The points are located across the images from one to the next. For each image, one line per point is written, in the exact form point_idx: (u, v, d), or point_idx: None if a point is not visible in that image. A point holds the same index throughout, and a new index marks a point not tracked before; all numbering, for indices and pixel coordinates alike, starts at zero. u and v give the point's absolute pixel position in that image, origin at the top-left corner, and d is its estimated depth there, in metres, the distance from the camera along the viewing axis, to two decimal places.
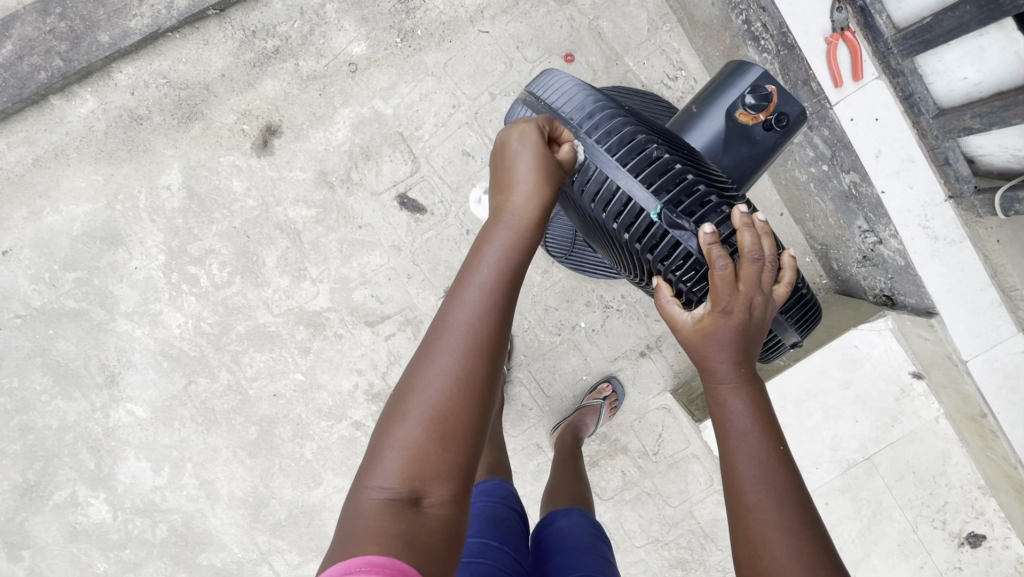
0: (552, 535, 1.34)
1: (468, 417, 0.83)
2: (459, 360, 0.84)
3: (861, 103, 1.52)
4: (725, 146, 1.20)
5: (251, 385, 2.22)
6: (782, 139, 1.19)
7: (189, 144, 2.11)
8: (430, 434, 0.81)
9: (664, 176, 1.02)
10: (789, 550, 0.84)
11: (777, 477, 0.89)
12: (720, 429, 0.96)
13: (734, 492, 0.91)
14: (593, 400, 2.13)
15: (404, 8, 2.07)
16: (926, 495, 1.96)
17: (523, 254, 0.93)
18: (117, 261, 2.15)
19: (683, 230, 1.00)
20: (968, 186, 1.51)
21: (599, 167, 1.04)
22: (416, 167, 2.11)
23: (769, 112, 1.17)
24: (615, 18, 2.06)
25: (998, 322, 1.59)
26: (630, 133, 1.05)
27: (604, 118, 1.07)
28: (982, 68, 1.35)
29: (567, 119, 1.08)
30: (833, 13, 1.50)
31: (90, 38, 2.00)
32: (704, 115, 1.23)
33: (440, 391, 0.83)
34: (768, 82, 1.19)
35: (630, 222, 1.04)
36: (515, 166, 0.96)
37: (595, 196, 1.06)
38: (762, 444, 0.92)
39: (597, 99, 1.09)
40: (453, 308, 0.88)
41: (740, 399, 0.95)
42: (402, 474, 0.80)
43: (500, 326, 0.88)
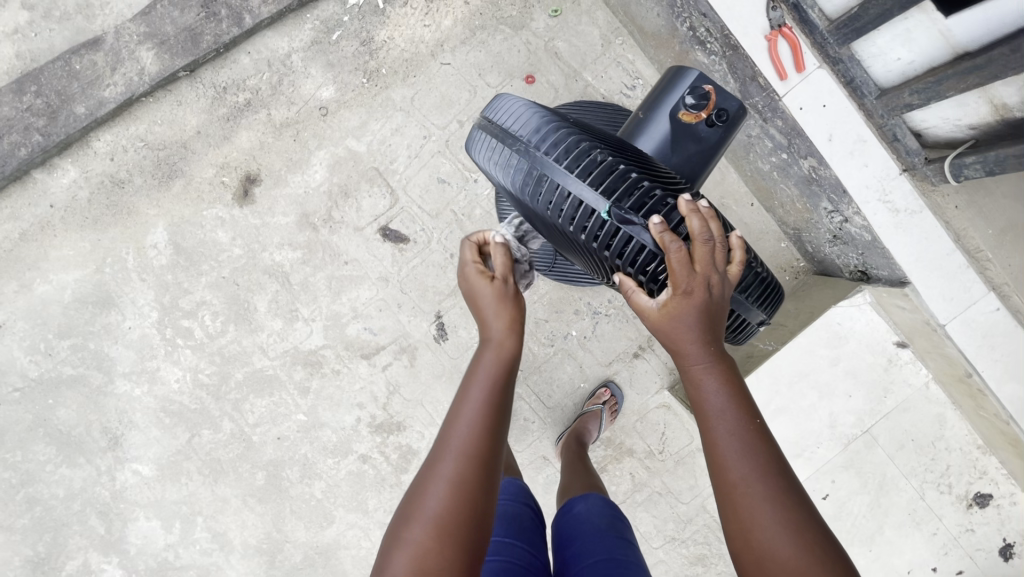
0: (571, 522, 1.41)
1: (469, 517, 0.91)
2: (458, 464, 0.94)
3: (808, 92, 1.60)
4: (670, 146, 1.17)
5: (255, 430, 2.24)
6: (726, 135, 1.15)
7: (172, 201, 2.15)
8: (436, 537, 0.88)
9: (612, 179, 1.08)
10: (773, 518, 0.89)
11: (757, 453, 0.93)
12: (698, 412, 1.00)
13: (718, 470, 0.95)
14: (593, 406, 2.19)
15: (367, 50, 2.14)
16: (929, 461, 1.99)
17: (506, 372, 1.06)
18: (111, 323, 2.18)
19: (633, 225, 1.06)
20: (918, 157, 1.59)
21: (552, 178, 1.09)
22: (395, 199, 2.18)
23: (710, 109, 1.12)
24: (569, 37, 2.16)
25: (969, 284, 1.69)
26: (576, 144, 1.10)
27: (549, 130, 1.12)
28: (912, 48, 1.42)
29: (516, 136, 1.13)
30: (769, 12, 1.58)
31: (67, 111, 2.05)
32: (649, 119, 1.20)
33: (442, 496, 0.91)
34: (706, 81, 1.14)
35: (584, 223, 1.09)
36: (478, 301, 1.13)
37: (549, 203, 1.11)
38: (742, 425, 0.96)
39: (543, 115, 1.15)
40: (453, 424, 0.99)
41: (712, 379, 0.99)
42: (413, 568, 0.85)
43: (493, 437, 0.98)
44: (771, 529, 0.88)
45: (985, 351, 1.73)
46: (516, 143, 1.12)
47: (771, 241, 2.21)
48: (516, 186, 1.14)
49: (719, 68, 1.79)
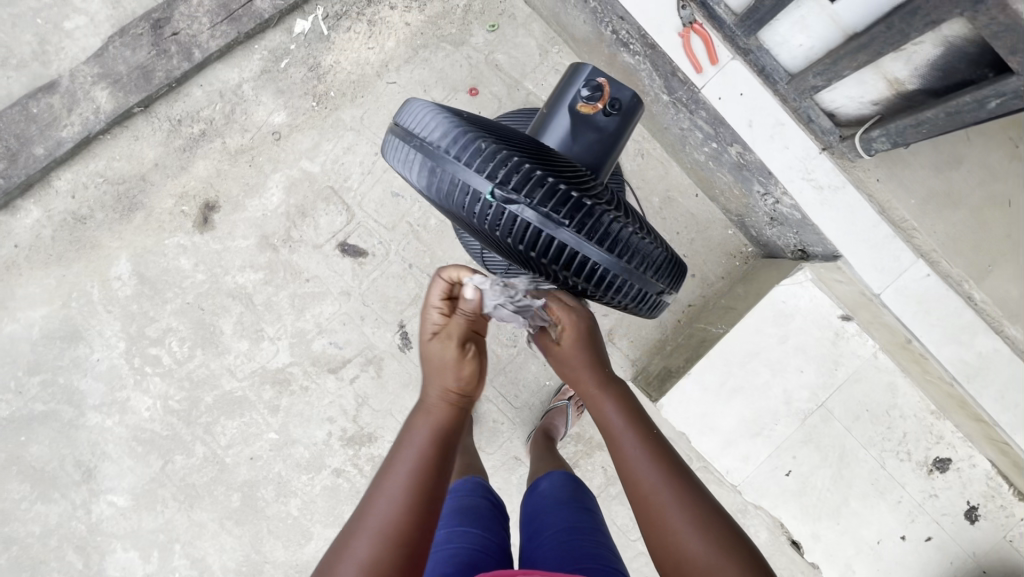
0: (535, 506, 1.51)
1: (413, 541, 0.91)
2: (407, 486, 0.96)
3: (724, 83, 1.69)
4: (572, 139, 1.19)
5: (227, 452, 2.27)
6: (622, 123, 1.19)
7: (133, 233, 2.21)
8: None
9: (508, 167, 1.06)
10: (682, 511, 1.08)
11: (661, 462, 1.16)
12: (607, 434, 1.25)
13: (633, 482, 1.15)
14: (559, 402, 2.25)
15: (315, 75, 2.23)
16: (885, 430, 2.05)
17: (452, 424, 1.12)
18: (80, 356, 2.22)
19: (517, 205, 1.05)
20: (834, 137, 1.66)
21: (448, 171, 1.07)
22: (351, 215, 2.25)
23: (604, 100, 1.17)
24: (508, 50, 2.26)
25: (898, 253, 1.77)
26: (470, 136, 1.08)
27: (438, 119, 1.11)
28: (810, 34, 1.50)
29: (415, 134, 1.12)
30: (680, 11, 1.68)
31: (26, 153, 2.12)
32: (552, 114, 1.23)
33: (390, 513, 0.92)
34: (600, 74, 1.19)
35: (473, 206, 1.08)
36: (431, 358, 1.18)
37: (440, 189, 1.10)
38: (645, 442, 1.19)
39: (434, 103, 1.13)
40: (401, 456, 1.03)
41: (613, 405, 1.26)
42: None
43: (440, 471, 1.02)
44: (683, 520, 1.07)
45: (922, 317, 1.80)
46: (413, 140, 1.11)
47: (719, 229, 2.29)
48: (420, 182, 1.13)
49: (644, 67, 1.87)
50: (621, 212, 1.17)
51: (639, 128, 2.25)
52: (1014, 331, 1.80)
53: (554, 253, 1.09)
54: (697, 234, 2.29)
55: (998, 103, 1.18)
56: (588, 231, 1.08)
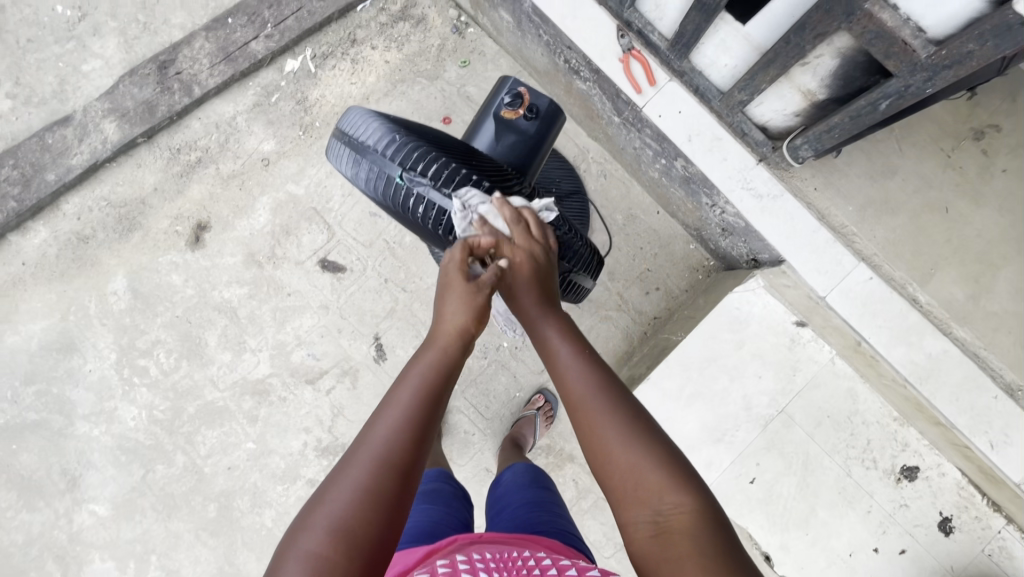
0: (499, 488, 1.63)
1: (411, 466, 0.94)
2: (406, 415, 0.99)
3: (663, 102, 1.85)
4: (497, 141, 1.36)
5: (206, 462, 2.34)
6: (542, 127, 1.35)
7: (130, 252, 2.38)
8: (337, 545, 0.84)
9: (418, 155, 1.20)
10: (625, 443, 1.02)
11: (599, 381, 1.11)
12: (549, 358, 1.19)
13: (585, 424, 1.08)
14: (528, 412, 2.30)
15: (302, 107, 2.44)
16: (848, 437, 2.06)
17: (451, 361, 1.11)
18: (73, 367, 2.35)
19: (423, 186, 1.19)
20: (767, 147, 1.80)
21: (369, 159, 1.23)
22: (331, 234, 2.40)
23: (524, 106, 1.33)
24: (478, 82, 2.46)
25: (839, 257, 1.84)
26: (389, 130, 1.23)
27: (366, 119, 1.27)
28: (731, 55, 1.65)
29: (347, 132, 1.29)
30: (619, 39, 1.86)
31: (39, 179, 2.33)
32: (482, 121, 1.40)
33: (391, 435, 0.95)
34: (522, 84, 1.36)
35: (389, 190, 1.23)
36: (445, 300, 1.16)
37: (365, 176, 1.26)
38: (587, 365, 1.14)
39: (366, 108, 1.30)
40: (404, 384, 1.05)
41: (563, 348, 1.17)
42: (355, 502, 0.88)
43: (437, 402, 1.04)
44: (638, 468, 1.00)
45: (869, 319, 1.85)
46: (343, 138, 1.27)
47: (680, 244, 2.39)
48: (350, 175, 1.29)
49: (595, 92, 2.04)
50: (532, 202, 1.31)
51: (601, 151, 2.41)
52: (962, 332, 1.84)
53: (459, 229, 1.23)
54: (659, 248, 2.38)
55: (888, 103, 1.30)
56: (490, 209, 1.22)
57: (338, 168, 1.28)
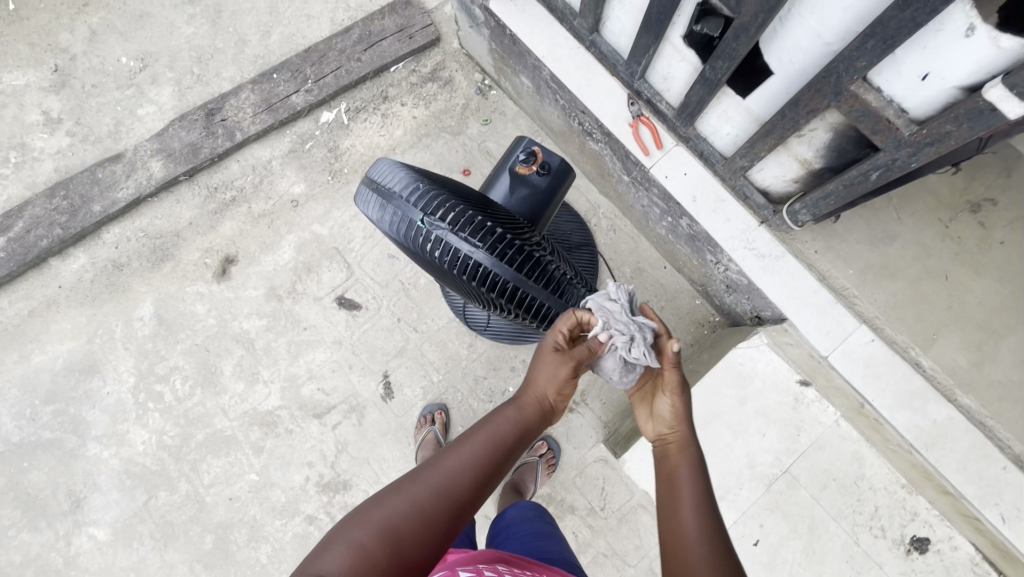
0: (502, 520, 1.78)
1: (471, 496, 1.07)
2: (484, 453, 1.13)
3: (670, 164, 1.98)
4: (511, 194, 1.46)
5: (208, 491, 2.35)
6: (553, 182, 1.46)
7: (160, 280, 2.51)
8: (399, 528, 0.97)
9: (440, 203, 1.29)
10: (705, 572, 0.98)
11: (712, 532, 1.05)
12: (669, 485, 1.17)
13: (674, 533, 1.07)
14: (530, 458, 2.30)
15: (333, 155, 2.63)
16: (855, 502, 2.02)
17: (528, 421, 1.24)
18: (92, 389, 2.43)
19: (444, 231, 1.26)
20: (768, 211, 1.88)
21: (394, 205, 1.31)
22: (350, 273, 2.51)
23: (538, 163, 1.44)
24: (498, 139, 2.63)
25: (841, 318, 1.89)
26: (414, 181, 1.33)
27: (393, 170, 1.36)
28: (734, 124, 1.77)
29: (374, 180, 1.37)
30: (629, 106, 2.01)
31: (85, 209, 2.51)
32: (498, 174, 1.50)
33: (468, 464, 1.10)
34: (535, 143, 1.47)
35: (411, 233, 1.30)
36: (535, 365, 1.33)
37: (390, 221, 1.33)
38: (703, 493, 1.12)
39: (394, 160, 1.39)
40: (488, 426, 1.20)
41: (687, 463, 1.19)
42: (420, 505, 1.01)
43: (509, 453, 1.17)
44: None
45: (872, 381, 1.87)
46: (371, 185, 1.36)
47: (686, 298, 2.45)
48: (375, 218, 1.37)
49: (607, 152, 2.18)
50: (543, 251, 1.41)
51: (611, 207, 2.53)
52: (967, 400, 1.85)
53: (477, 274, 1.29)
54: (665, 302, 2.45)
55: (878, 175, 1.39)
56: (502, 255, 1.30)
57: (363, 213, 1.36)
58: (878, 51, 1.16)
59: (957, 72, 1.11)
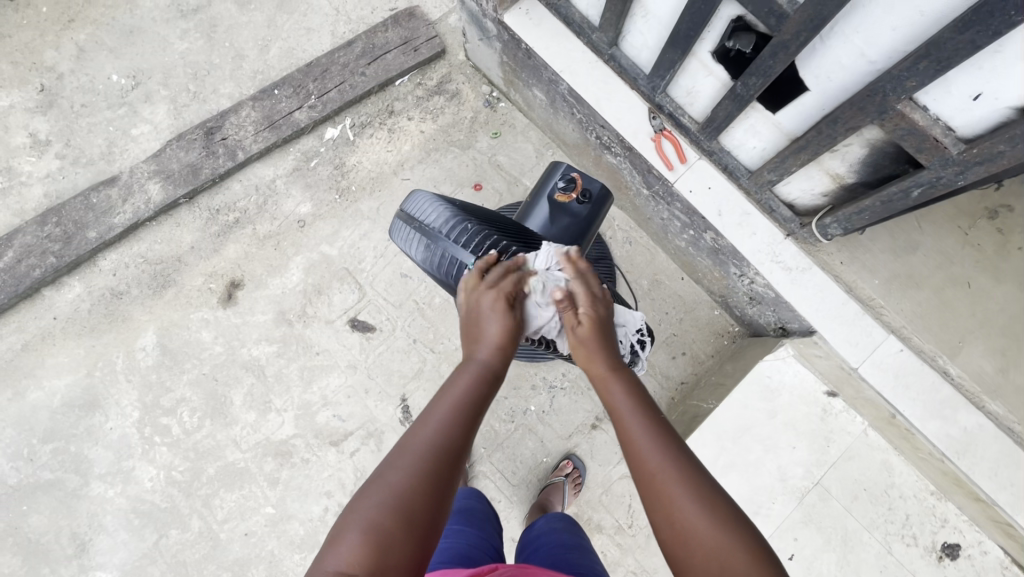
0: (532, 531, 1.72)
1: (438, 478, 0.94)
2: (443, 429, 1.01)
3: (694, 178, 1.96)
4: (551, 222, 1.42)
5: (222, 527, 2.26)
6: (593, 210, 1.43)
7: (163, 307, 2.41)
8: (375, 540, 0.85)
9: (487, 243, 1.26)
10: (687, 498, 0.97)
11: (676, 459, 1.03)
12: (615, 420, 1.12)
13: (640, 465, 1.04)
14: (556, 478, 2.25)
15: (340, 172, 2.55)
16: (886, 511, 2.02)
17: (489, 387, 1.10)
18: (94, 425, 2.31)
19: None
20: (794, 224, 1.88)
21: (440, 246, 1.26)
22: (362, 294, 2.44)
23: (578, 191, 1.40)
24: (508, 152, 2.58)
25: (870, 329, 1.89)
26: (459, 219, 1.29)
27: (436, 208, 1.31)
28: (761, 138, 1.75)
29: (416, 219, 1.32)
30: (651, 120, 1.99)
31: (80, 236, 2.39)
32: (535, 203, 1.47)
33: (425, 447, 0.97)
34: (573, 170, 1.43)
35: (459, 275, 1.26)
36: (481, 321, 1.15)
37: (435, 262, 1.29)
38: (644, 414, 1.10)
39: (435, 197, 1.33)
40: (438, 402, 1.06)
41: (619, 388, 1.14)
42: (389, 508, 0.89)
43: (472, 422, 1.04)
44: (688, 514, 0.95)
45: (903, 391, 1.87)
46: (413, 223, 1.31)
47: (704, 309, 2.43)
48: (418, 257, 1.32)
49: (626, 166, 2.14)
50: None
51: (626, 219, 2.49)
52: (995, 407, 1.85)
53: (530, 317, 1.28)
54: (685, 314, 2.43)
55: (920, 191, 1.39)
56: None
57: (405, 252, 1.31)
58: (931, 72, 1.15)
59: (1013, 93, 1.11)
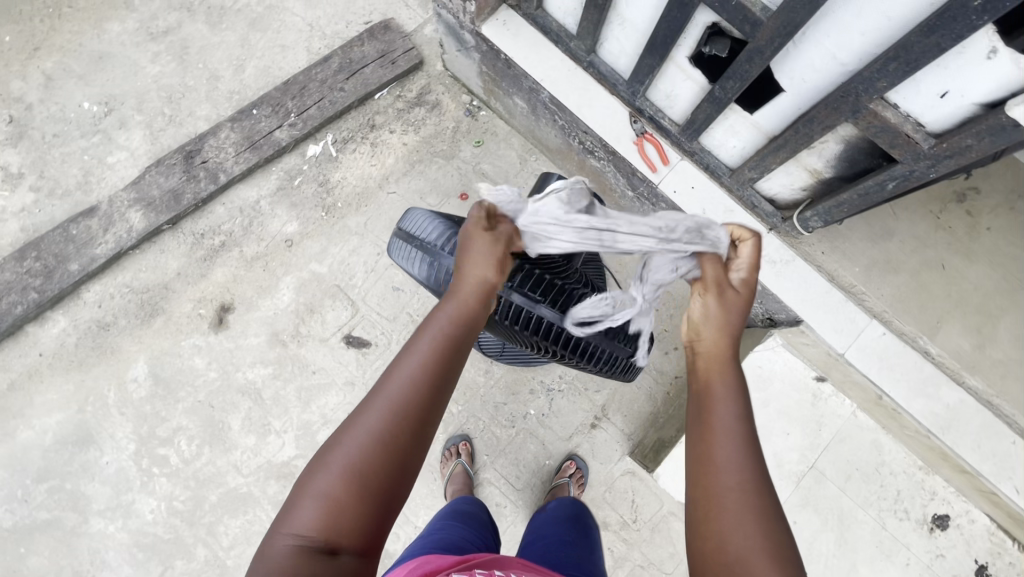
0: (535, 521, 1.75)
1: (415, 421, 0.93)
2: (420, 370, 0.97)
3: (677, 178, 2.01)
4: None
5: (228, 554, 2.24)
6: None
7: (152, 336, 2.37)
8: (348, 486, 0.88)
9: None
10: (746, 535, 0.83)
11: (759, 492, 0.86)
12: (707, 424, 0.94)
13: (712, 485, 0.88)
14: (560, 479, 2.26)
15: (325, 189, 2.54)
16: (878, 488, 2.10)
17: (468, 319, 1.05)
18: (89, 460, 2.28)
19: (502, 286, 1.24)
20: (776, 218, 1.93)
21: (443, 262, 1.25)
22: (356, 310, 2.44)
23: None
24: (492, 160, 2.60)
25: (853, 315, 1.96)
26: (459, 235, 1.28)
27: (436, 224, 1.31)
28: (740, 139, 1.81)
29: (417, 236, 1.31)
30: (632, 124, 2.03)
31: (61, 269, 2.35)
32: None
33: (402, 387, 0.95)
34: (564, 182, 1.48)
35: None
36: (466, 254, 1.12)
37: (437, 279, 1.27)
38: (744, 437, 0.91)
39: (434, 215, 1.34)
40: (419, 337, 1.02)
41: (731, 397, 0.95)
42: (364, 451, 0.90)
43: (452, 357, 1.00)
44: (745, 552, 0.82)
45: (888, 373, 1.95)
46: (413, 241, 1.31)
47: None
48: (420, 275, 1.31)
49: (609, 170, 2.13)
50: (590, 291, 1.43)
51: None
52: (974, 382, 1.92)
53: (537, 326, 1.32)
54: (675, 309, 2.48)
55: (895, 184, 1.46)
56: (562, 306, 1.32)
57: (407, 270, 1.30)
58: (900, 73, 1.20)
59: (978, 90, 1.17)
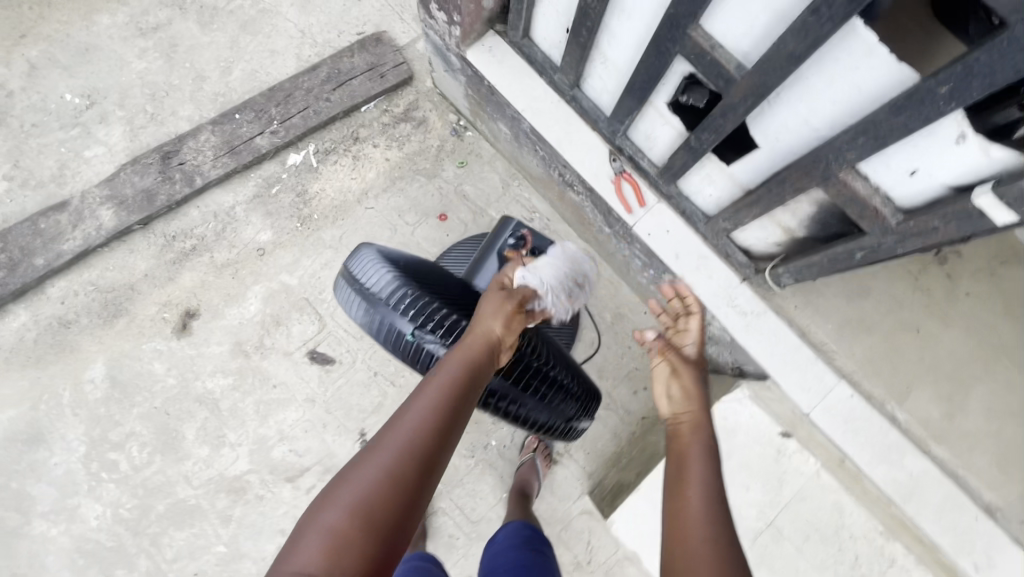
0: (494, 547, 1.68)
1: (426, 456, 0.96)
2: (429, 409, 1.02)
3: (652, 221, 1.97)
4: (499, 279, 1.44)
5: (171, 567, 2.20)
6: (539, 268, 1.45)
7: (113, 337, 2.33)
8: (356, 518, 0.86)
9: (427, 310, 1.23)
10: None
11: (725, 542, 0.93)
12: (679, 472, 1.07)
13: (683, 528, 0.97)
14: (526, 456, 2.26)
15: (302, 200, 2.50)
16: (836, 550, 2.00)
17: (478, 365, 1.12)
18: (37, 460, 2.23)
19: (434, 343, 1.22)
20: (750, 269, 1.90)
21: (379, 312, 1.23)
22: (322, 325, 2.39)
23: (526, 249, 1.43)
24: (474, 183, 2.56)
25: (821, 374, 1.92)
26: (399, 283, 1.25)
27: (377, 269, 1.27)
28: (716, 188, 1.77)
29: (358, 279, 1.28)
30: (612, 162, 1.98)
31: (27, 262, 2.31)
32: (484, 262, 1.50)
33: (416, 424, 0.99)
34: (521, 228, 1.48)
35: (397, 342, 1.24)
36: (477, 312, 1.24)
37: (373, 326, 1.26)
38: (711, 492, 1.01)
39: (377, 258, 1.30)
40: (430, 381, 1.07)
41: (699, 449, 1.09)
42: (373, 483, 0.90)
43: (461, 399, 1.06)
44: None
45: (853, 436, 1.90)
46: (354, 286, 1.27)
47: None
48: (358, 319, 1.28)
49: (588, 205, 2.16)
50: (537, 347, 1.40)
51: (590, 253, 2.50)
52: (939, 451, 1.88)
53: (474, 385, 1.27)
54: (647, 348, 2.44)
55: (863, 254, 1.41)
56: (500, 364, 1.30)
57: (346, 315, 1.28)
58: (868, 147, 1.16)
59: (945, 172, 1.13)
